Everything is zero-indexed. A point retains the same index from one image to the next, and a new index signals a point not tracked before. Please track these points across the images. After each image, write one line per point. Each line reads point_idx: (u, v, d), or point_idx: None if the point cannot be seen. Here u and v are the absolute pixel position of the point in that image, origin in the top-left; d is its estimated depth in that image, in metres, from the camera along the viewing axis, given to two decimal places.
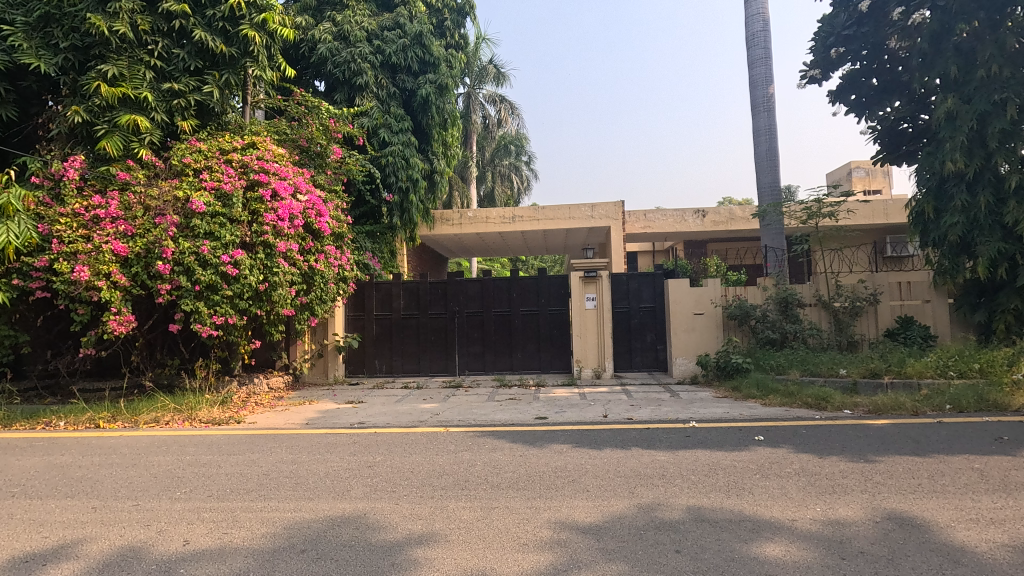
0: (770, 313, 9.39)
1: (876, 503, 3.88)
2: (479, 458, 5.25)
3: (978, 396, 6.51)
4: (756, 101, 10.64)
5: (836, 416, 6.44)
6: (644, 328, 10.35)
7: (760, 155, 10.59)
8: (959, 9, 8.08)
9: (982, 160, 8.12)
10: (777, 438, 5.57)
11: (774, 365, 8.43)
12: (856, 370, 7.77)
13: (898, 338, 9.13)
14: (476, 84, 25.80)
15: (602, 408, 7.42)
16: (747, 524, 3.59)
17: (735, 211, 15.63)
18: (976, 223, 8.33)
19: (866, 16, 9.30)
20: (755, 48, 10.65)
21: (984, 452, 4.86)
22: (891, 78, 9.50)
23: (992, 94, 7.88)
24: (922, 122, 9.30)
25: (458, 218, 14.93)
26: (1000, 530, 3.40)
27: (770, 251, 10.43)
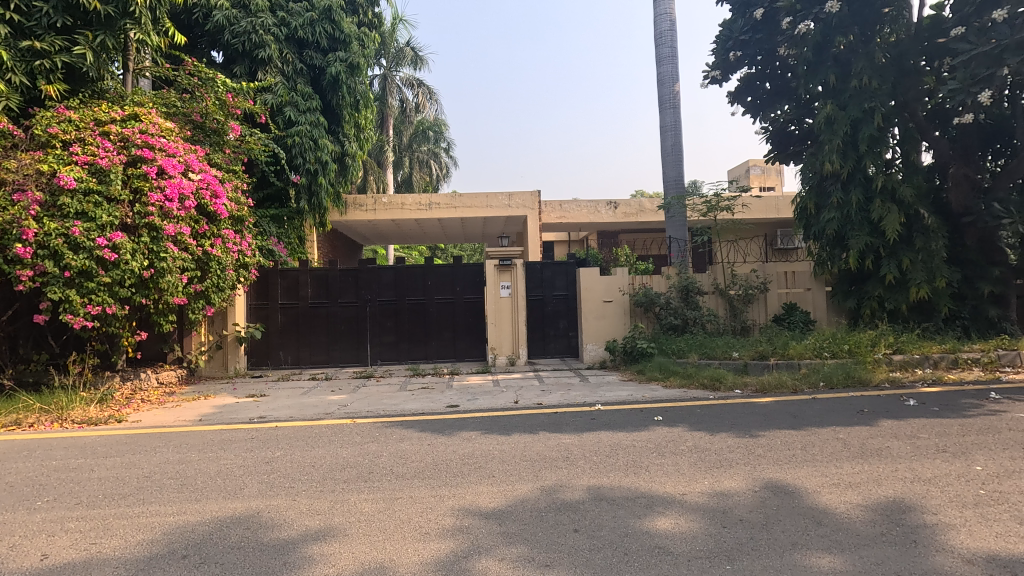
0: (673, 300, 9.93)
1: (756, 474, 4.21)
2: (385, 448, 5.14)
3: (847, 374, 7.28)
4: (663, 97, 11.11)
5: (727, 396, 6.94)
6: (557, 316, 10.58)
7: (666, 150, 11.09)
8: (838, 23, 8.82)
9: (855, 162, 8.99)
10: (673, 418, 5.91)
11: (676, 349, 8.97)
12: (746, 353, 8.42)
13: (783, 323, 9.98)
14: (392, 66, 24.98)
15: (513, 394, 7.52)
16: (642, 500, 3.78)
17: (644, 203, 16.35)
18: (849, 220, 9.24)
19: (759, 23, 9.85)
20: (662, 47, 11.09)
21: (848, 424, 5.43)
22: (782, 83, 10.28)
23: (863, 103, 8.73)
24: (806, 125, 10.13)
25: (371, 203, 14.42)
26: (856, 492, 3.81)
27: (673, 242, 10.98)
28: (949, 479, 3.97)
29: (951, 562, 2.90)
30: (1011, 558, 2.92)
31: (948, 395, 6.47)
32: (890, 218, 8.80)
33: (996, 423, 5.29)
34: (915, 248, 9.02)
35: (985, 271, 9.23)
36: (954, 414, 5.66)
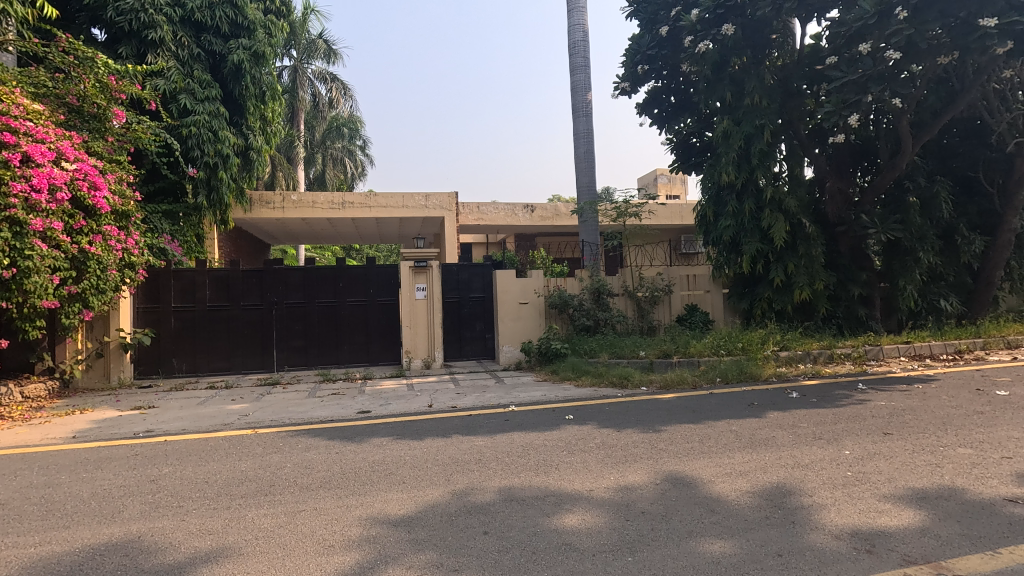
0: (585, 301, 10.27)
1: (658, 467, 4.44)
2: (289, 459, 4.87)
3: (740, 369, 7.86)
4: (577, 105, 11.45)
5: (634, 393, 7.26)
6: (473, 318, 10.56)
7: (579, 156, 11.44)
8: (733, 44, 9.49)
9: (747, 174, 9.77)
10: (583, 416, 6.09)
11: (588, 349, 9.28)
12: (652, 352, 8.88)
13: (685, 323, 10.60)
14: (304, 59, 23.85)
15: (428, 398, 7.42)
16: (551, 499, 3.84)
17: (560, 208, 16.78)
18: (743, 227, 10.02)
19: (665, 39, 10.37)
20: (576, 56, 11.42)
21: (740, 416, 5.87)
22: (685, 97, 10.95)
23: (755, 120, 9.50)
24: (706, 138, 10.85)
25: (279, 201, 13.71)
26: (745, 480, 4.12)
27: (586, 245, 11.33)
28: (823, 463, 4.39)
29: (823, 539, 3.20)
30: (871, 532, 3.28)
31: (824, 387, 7.17)
32: (777, 226, 9.65)
33: (862, 411, 5.94)
34: (798, 254, 9.92)
35: (856, 275, 10.34)
36: (829, 404, 6.28)
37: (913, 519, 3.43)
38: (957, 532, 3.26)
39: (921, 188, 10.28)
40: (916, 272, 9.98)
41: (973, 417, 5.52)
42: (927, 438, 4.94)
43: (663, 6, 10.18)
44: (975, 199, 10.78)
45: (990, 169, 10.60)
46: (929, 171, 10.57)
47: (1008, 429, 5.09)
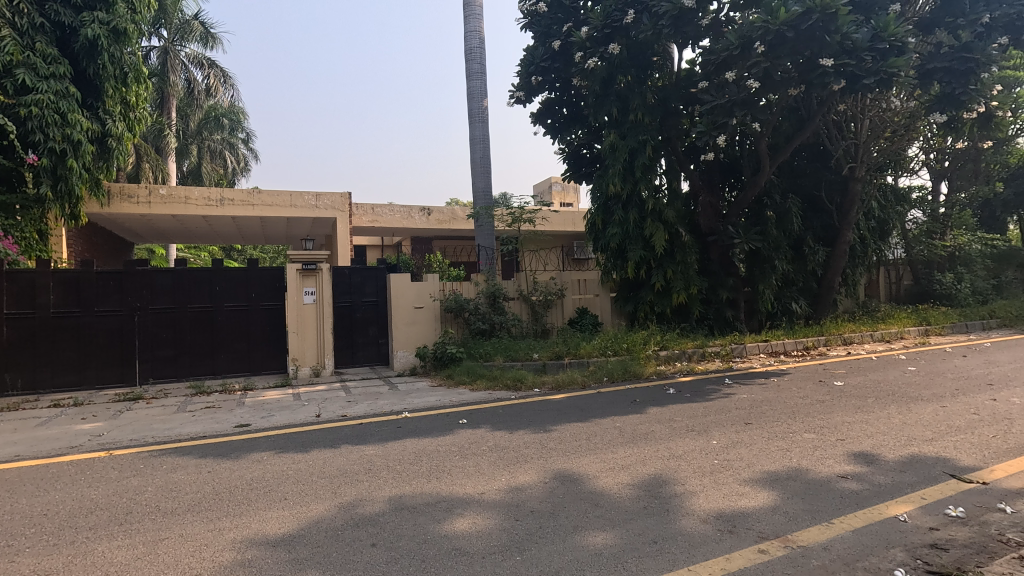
0: (481, 305, 10.34)
1: (547, 466, 4.57)
2: (150, 482, 4.38)
3: (625, 368, 8.35)
4: (473, 111, 11.52)
5: (527, 395, 7.44)
6: (366, 323, 10.21)
7: (475, 161, 11.51)
8: (620, 63, 10.10)
9: (632, 185, 10.48)
10: (477, 420, 6.12)
11: (482, 353, 9.34)
12: (545, 354, 9.18)
13: (576, 325, 11.04)
14: (175, 40, 21.68)
15: (316, 408, 7.05)
16: (442, 504, 3.82)
17: (457, 211, 16.80)
18: (628, 235, 10.73)
19: (557, 53, 10.71)
20: (473, 62, 11.51)
21: (624, 413, 6.24)
22: (575, 110, 11.45)
23: (638, 135, 10.26)
24: (595, 150, 11.47)
25: (145, 195, 12.38)
26: (626, 473, 4.37)
27: (482, 250, 11.42)
28: (694, 454, 4.79)
29: (692, 524, 3.49)
30: (732, 513, 3.62)
31: (697, 383, 7.82)
32: (658, 235, 10.42)
33: (728, 403, 6.56)
34: (676, 261, 10.76)
35: (724, 281, 11.43)
36: (700, 398, 6.86)
37: (766, 499, 3.84)
38: (801, 508, 3.70)
39: (777, 204, 11.59)
40: (772, 278, 11.27)
41: (816, 405, 6.31)
42: (781, 425, 5.55)
43: (556, 21, 10.60)
44: (818, 215, 12.34)
45: (830, 190, 12.21)
46: (783, 189, 11.95)
47: (843, 415, 5.88)
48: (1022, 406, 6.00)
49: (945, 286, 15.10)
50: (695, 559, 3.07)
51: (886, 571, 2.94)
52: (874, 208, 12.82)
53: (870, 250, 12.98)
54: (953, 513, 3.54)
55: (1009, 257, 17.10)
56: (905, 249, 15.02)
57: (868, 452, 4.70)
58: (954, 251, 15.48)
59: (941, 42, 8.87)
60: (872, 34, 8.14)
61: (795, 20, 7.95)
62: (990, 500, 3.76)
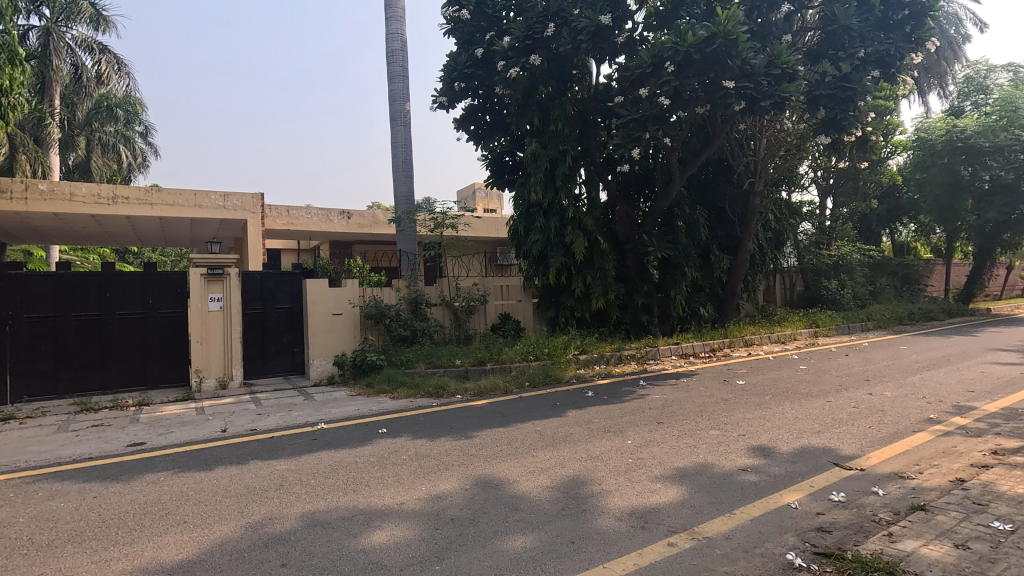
0: (402, 311, 10.14)
1: (468, 473, 4.56)
2: (23, 512, 3.90)
3: (546, 372, 8.51)
4: (395, 114, 11.33)
5: (449, 402, 7.38)
6: (279, 331, 9.69)
7: (397, 165, 11.31)
8: (541, 74, 10.34)
9: (553, 193, 10.76)
10: (398, 429, 5.99)
11: (404, 360, 9.15)
12: (468, 360, 9.17)
13: (499, 331, 11.09)
14: (59, 20, 19.74)
15: (222, 422, 6.60)
16: (359, 518, 3.69)
17: (378, 216, 16.42)
18: (549, 242, 10.97)
19: (479, 61, 10.76)
20: (394, 65, 11.32)
21: (544, 417, 6.35)
22: (498, 118, 11.58)
23: (559, 145, 10.58)
24: (517, 158, 11.65)
25: (19, 190, 11.07)
26: (545, 476, 4.45)
27: (404, 255, 11.22)
28: (610, 454, 4.96)
29: (607, 522, 3.61)
30: (645, 510, 3.79)
31: (614, 385, 8.12)
32: (577, 242, 10.77)
33: (643, 404, 6.86)
34: (595, 268, 11.14)
35: (639, 287, 11.97)
36: (617, 400, 7.12)
37: (675, 495, 4.05)
38: (707, 501, 3.93)
39: (686, 215, 12.34)
40: (682, 284, 11.97)
41: (721, 403, 6.75)
42: (689, 424, 5.88)
43: (479, 29, 10.66)
44: (723, 226, 13.25)
45: (733, 203, 13.16)
46: (691, 201, 12.73)
47: (745, 411, 6.33)
48: (891, 399, 6.75)
49: (831, 292, 16.66)
50: (610, 556, 3.18)
51: (780, 555, 3.18)
52: (771, 220, 13.94)
53: (767, 259, 14.07)
54: (837, 499, 3.91)
55: (882, 266, 19.20)
56: (797, 259, 16.45)
57: (765, 446, 5.09)
58: (838, 260, 17.14)
59: (825, 72, 9.85)
60: (767, 61, 8.89)
61: (700, 43, 8.55)
62: (866, 484, 4.19)
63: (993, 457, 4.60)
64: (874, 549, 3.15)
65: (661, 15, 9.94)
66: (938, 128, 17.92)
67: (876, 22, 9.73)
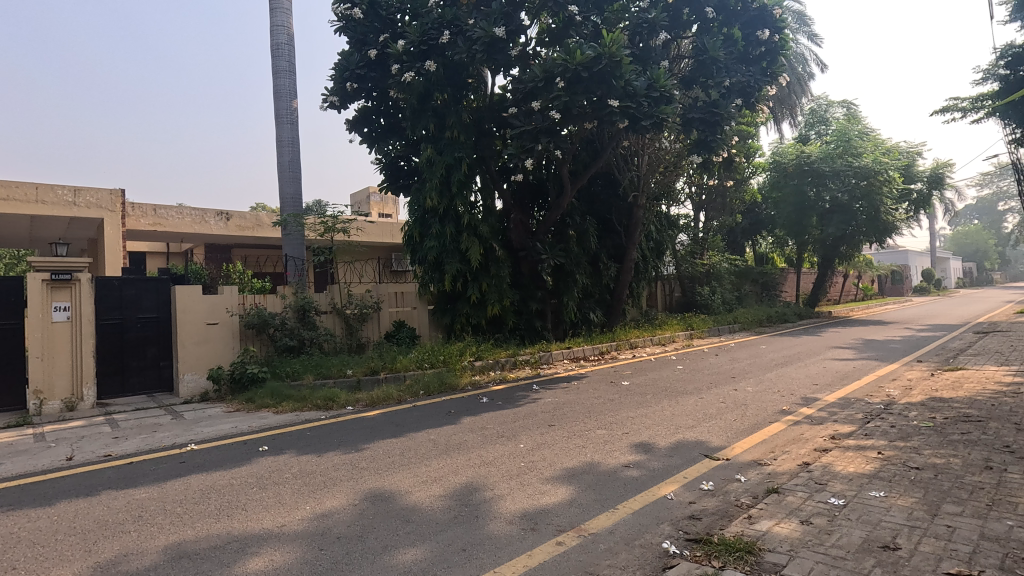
0: (288, 320, 9.54)
1: (357, 487, 4.39)
2: None
3: (441, 381, 8.44)
4: (280, 111, 10.69)
5: (339, 414, 7.06)
6: (142, 344, 8.70)
7: (282, 165, 10.67)
8: (436, 80, 10.30)
9: (448, 200, 10.79)
10: (281, 445, 5.62)
11: (289, 372, 8.62)
12: (359, 370, 8.86)
13: (393, 339, 10.81)
14: None
15: (68, 449, 5.77)
16: (233, 545, 3.41)
17: (262, 218, 15.38)
18: (445, 248, 10.95)
19: (373, 62, 10.46)
20: (279, 59, 10.69)
21: (438, 425, 6.30)
22: (393, 121, 11.38)
23: (454, 152, 10.63)
24: (413, 163, 11.51)
25: None
26: (438, 485, 4.40)
27: (290, 260, 10.60)
28: (502, 459, 5.03)
29: (499, 526, 3.65)
30: (535, 511, 3.88)
31: (508, 391, 8.24)
32: (473, 248, 10.86)
33: (535, 408, 7.05)
34: (490, 275, 11.28)
35: (533, 293, 12.28)
36: (510, 405, 7.25)
37: (564, 494, 4.20)
38: (593, 498, 4.12)
39: (577, 224, 12.91)
40: (574, 291, 12.48)
41: (608, 403, 7.13)
42: (578, 425, 6.13)
43: (373, 30, 10.39)
44: (611, 236, 14.01)
45: (619, 214, 13.97)
46: (582, 211, 13.33)
47: (628, 410, 6.73)
48: (753, 393, 7.52)
49: (704, 298, 18.28)
50: (500, 561, 3.21)
51: (657, 544, 3.41)
52: (652, 230, 14.99)
53: (650, 267, 15.09)
54: (706, 488, 4.27)
55: (746, 274, 21.38)
56: (675, 267, 17.91)
57: (646, 442, 5.44)
58: (710, 268, 18.87)
59: (697, 97, 10.78)
60: (648, 83, 9.54)
61: (588, 62, 9.04)
62: (731, 472, 4.63)
63: (831, 441, 5.30)
64: (736, 531, 3.48)
65: (553, 32, 10.39)
66: (789, 152, 20.47)
67: (739, 55, 10.85)
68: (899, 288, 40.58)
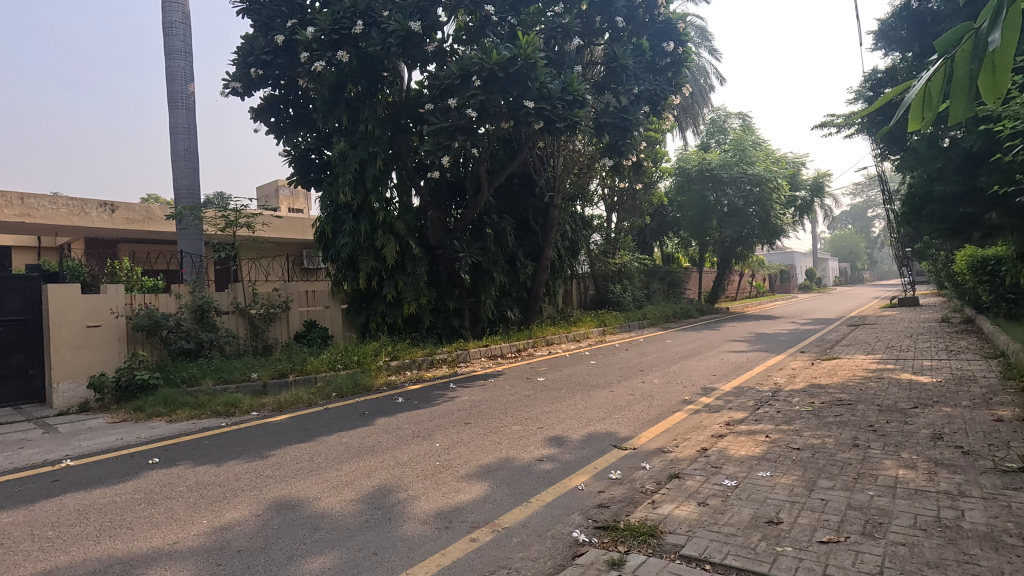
0: (184, 321, 8.85)
1: (261, 497, 4.15)
2: None
3: (354, 382, 8.18)
4: (174, 95, 9.86)
5: (241, 420, 6.64)
6: (6, 350, 7.70)
7: (177, 154, 9.86)
8: (349, 72, 9.96)
9: (363, 196, 10.49)
10: (174, 456, 5.20)
11: (186, 377, 8.00)
12: (266, 373, 8.39)
13: (303, 339, 10.33)
14: None
15: None
16: (116, 568, 3.12)
17: (154, 210, 14.14)
18: (359, 245, 10.63)
19: (280, 49, 9.94)
20: (173, 38, 9.85)
21: (351, 427, 6.11)
22: (303, 112, 10.89)
23: (369, 146, 10.34)
24: (324, 156, 11.06)
25: None
26: (349, 490, 4.27)
27: (186, 257, 9.82)
28: (417, 459, 4.97)
29: (412, 527, 3.60)
30: (449, 510, 3.87)
31: (424, 390, 8.15)
32: (388, 246, 10.64)
33: (452, 406, 7.03)
34: (407, 273, 11.10)
35: (451, 291, 12.20)
36: (426, 404, 7.18)
37: (479, 491, 4.22)
38: (507, 493, 4.18)
39: (494, 223, 13.02)
40: (491, 289, 12.55)
41: (523, 400, 7.25)
42: (494, 421, 6.18)
43: (280, 15, 9.88)
44: (528, 235, 14.24)
45: (535, 213, 14.22)
46: (499, 210, 13.45)
47: (543, 406, 6.88)
48: (658, 385, 7.97)
49: (617, 296, 19.08)
50: (413, 562, 3.18)
51: (567, 534, 3.52)
52: (568, 230, 15.39)
53: (565, 265, 15.49)
54: (614, 477, 4.47)
55: (654, 273, 22.56)
56: (590, 265, 18.51)
57: (559, 436, 5.59)
58: (622, 267, 19.72)
59: (608, 102, 11.19)
60: (562, 87, 9.77)
61: (503, 63, 9.13)
62: (637, 461, 4.87)
63: (726, 427, 5.73)
64: (640, 516, 3.67)
65: (470, 31, 10.40)
66: (693, 159, 21.90)
67: (647, 64, 11.39)
68: (786, 286, 44.59)
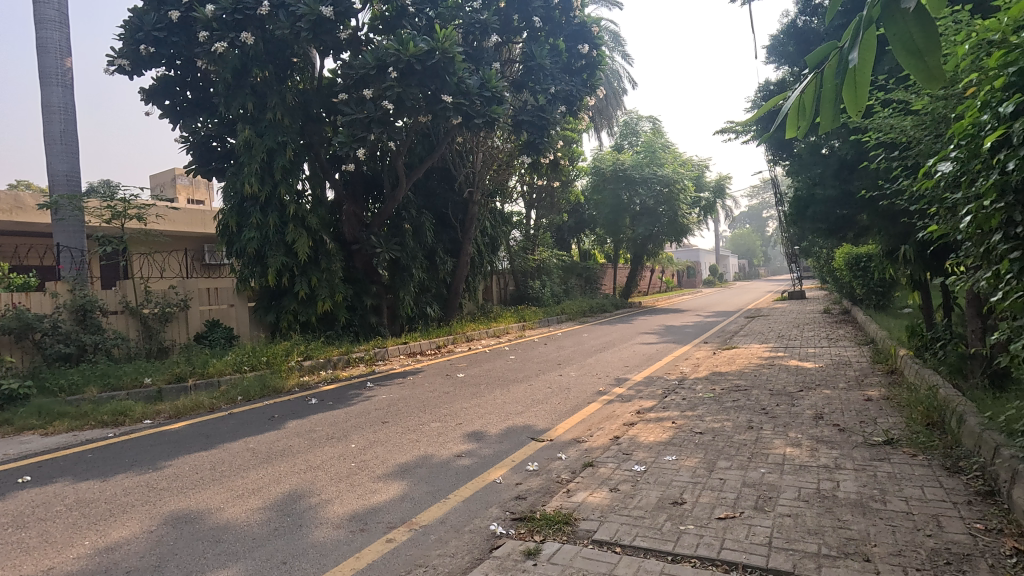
0: (63, 323, 7.96)
1: (154, 512, 3.83)
2: None
3: (263, 384, 7.74)
4: (45, 69, 8.79)
5: (132, 430, 6.08)
6: None
7: (51, 135, 8.82)
8: (254, 55, 9.35)
9: (271, 188, 9.93)
10: (49, 473, 4.67)
11: (65, 385, 7.21)
12: (161, 377, 7.74)
13: (204, 341, 9.63)
14: None
15: None
16: None
17: (23, 199, 12.57)
18: (267, 240, 10.05)
19: (176, 26, 9.17)
20: (43, 5, 8.76)
21: (259, 432, 5.79)
22: (203, 95, 10.11)
23: (277, 136, 9.79)
24: (227, 145, 10.33)
25: None
26: (256, 498, 4.04)
27: (63, 251, 8.82)
28: (331, 461, 4.79)
29: (325, 532, 3.48)
30: (364, 512, 3.77)
31: (339, 390, 7.88)
32: (300, 241, 10.15)
33: (368, 406, 6.86)
34: (320, 268, 10.65)
35: (368, 288, 11.84)
36: (341, 404, 6.96)
37: (396, 490, 4.15)
38: (425, 490, 4.14)
39: (413, 218, 12.78)
40: (410, 285, 12.32)
41: (442, 396, 7.22)
42: (411, 419, 6.09)
43: None
44: (447, 231, 14.12)
45: (455, 209, 14.13)
46: (418, 205, 13.22)
47: (461, 402, 6.88)
48: (574, 378, 8.21)
49: (536, 291, 19.42)
50: (326, 568, 3.07)
51: (485, 528, 3.55)
52: (487, 226, 15.43)
53: (485, 261, 15.53)
54: (531, 469, 4.56)
55: (572, 269, 23.22)
56: (509, 262, 18.67)
57: (477, 431, 5.61)
58: (541, 263, 20.11)
59: (526, 101, 11.34)
60: (480, 82, 9.78)
61: (420, 55, 8.98)
62: (554, 452, 4.99)
63: (636, 416, 6.01)
64: (556, 505, 3.77)
65: (387, 20, 10.13)
66: (607, 159, 22.82)
67: (564, 65, 11.65)
68: (692, 282, 47.46)
